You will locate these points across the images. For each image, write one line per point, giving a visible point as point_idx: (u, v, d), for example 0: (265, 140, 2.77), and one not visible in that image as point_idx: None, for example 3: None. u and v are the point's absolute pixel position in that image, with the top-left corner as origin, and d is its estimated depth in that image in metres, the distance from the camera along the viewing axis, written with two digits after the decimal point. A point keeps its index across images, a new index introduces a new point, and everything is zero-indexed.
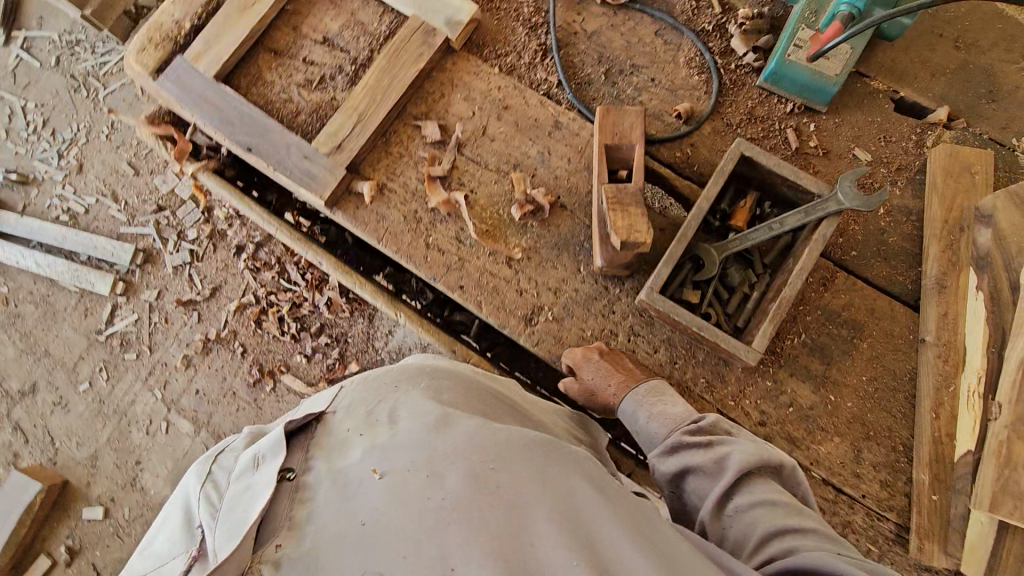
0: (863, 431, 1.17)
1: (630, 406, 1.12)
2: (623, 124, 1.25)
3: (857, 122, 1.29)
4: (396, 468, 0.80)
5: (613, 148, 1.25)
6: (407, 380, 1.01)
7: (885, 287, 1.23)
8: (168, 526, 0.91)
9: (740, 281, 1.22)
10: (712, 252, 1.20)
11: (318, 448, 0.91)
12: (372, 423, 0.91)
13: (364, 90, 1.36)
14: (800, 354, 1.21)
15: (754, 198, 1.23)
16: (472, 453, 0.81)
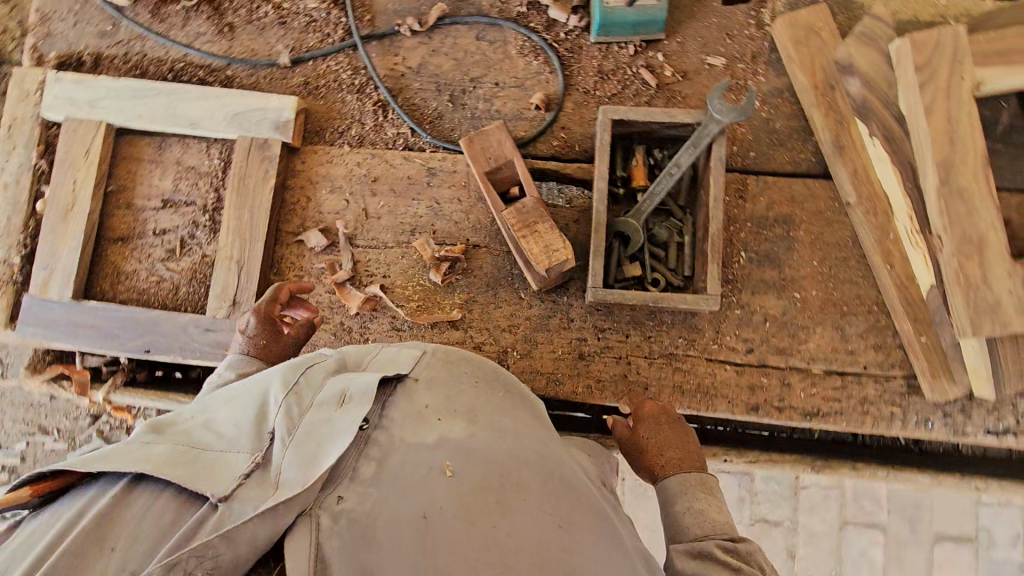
0: (836, 310, 1.20)
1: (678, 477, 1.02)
2: (489, 145, 1.20)
3: (698, 33, 1.29)
4: (472, 477, 0.78)
5: (492, 173, 1.21)
6: (486, 378, 0.97)
7: (794, 171, 1.25)
8: (240, 403, 0.87)
9: (668, 234, 1.22)
10: (631, 222, 1.19)
11: (395, 408, 0.86)
12: (453, 412, 0.87)
13: (228, 236, 1.27)
14: (752, 271, 1.23)
15: (643, 152, 1.22)
16: (531, 502, 0.79)
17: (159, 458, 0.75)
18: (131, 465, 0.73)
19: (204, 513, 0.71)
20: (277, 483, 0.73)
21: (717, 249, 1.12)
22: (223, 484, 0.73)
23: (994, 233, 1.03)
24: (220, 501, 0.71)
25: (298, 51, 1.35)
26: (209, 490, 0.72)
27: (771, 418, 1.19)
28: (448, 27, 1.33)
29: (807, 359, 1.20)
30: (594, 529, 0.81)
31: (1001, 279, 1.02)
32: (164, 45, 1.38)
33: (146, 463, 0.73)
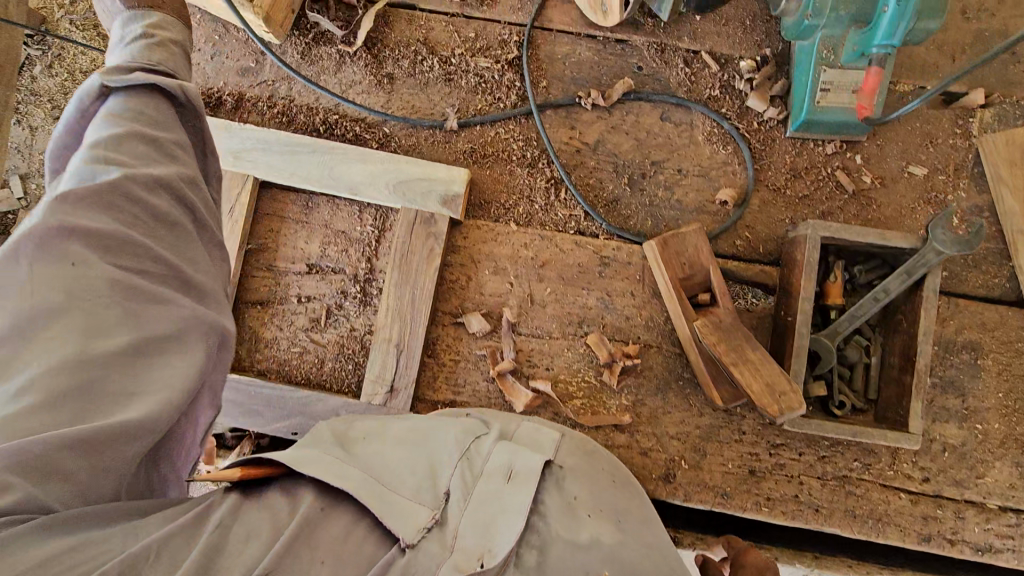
0: (1018, 445, 1.17)
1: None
2: (685, 249, 1.12)
3: (899, 137, 1.22)
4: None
5: (684, 278, 1.13)
6: (622, 479, 0.92)
7: (986, 295, 1.20)
8: (411, 447, 0.84)
9: (857, 354, 1.16)
10: (826, 342, 1.13)
11: (549, 495, 0.79)
12: (603, 513, 0.82)
13: (388, 316, 1.18)
14: (936, 397, 1.18)
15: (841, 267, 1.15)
16: None
17: (352, 481, 0.75)
18: (332, 480, 0.74)
19: (392, 553, 0.69)
20: (457, 544, 0.70)
21: (923, 385, 1.07)
22: (406, 529, 0.71)
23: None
24: (409, 545, 0.69)
25: (464, 112, 1.25)
26: (396, 531, 0.70)
27: (944, 551, 1.16)
28: (631, 103, 1.24)
29: (984, 494, 1.17)
30: None
31: None
32: (314, 91, 1.26)
33: (344, 483, 0.74)
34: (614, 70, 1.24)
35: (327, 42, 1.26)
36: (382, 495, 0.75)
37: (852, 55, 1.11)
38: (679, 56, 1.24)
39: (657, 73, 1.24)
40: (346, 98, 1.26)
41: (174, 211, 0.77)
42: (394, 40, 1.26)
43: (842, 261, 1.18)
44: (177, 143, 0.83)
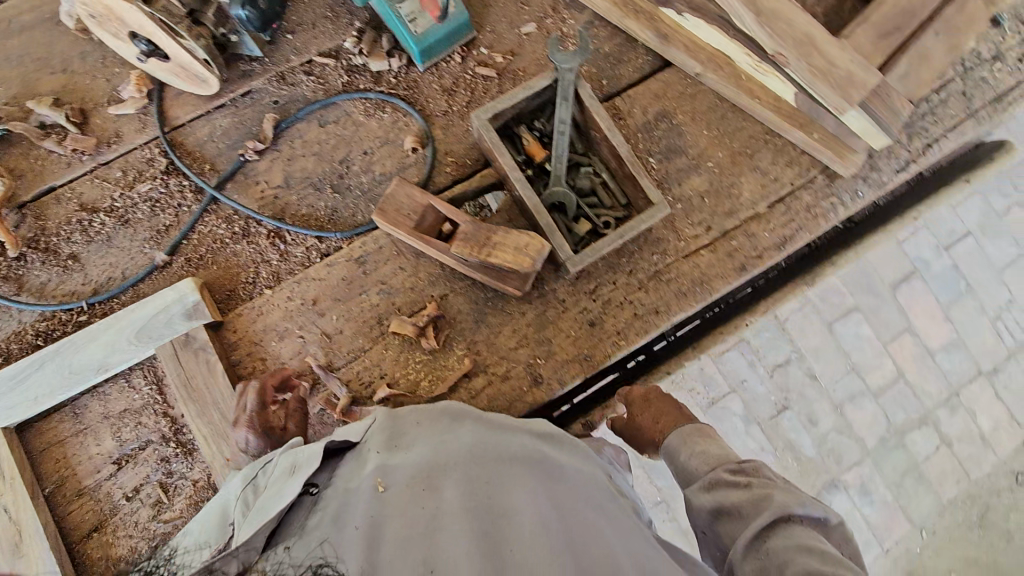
0: (742, 157, 1.37)
1: (675, 440, 1.20)
2: (402, 202, 1.19)
3: (500, 14, 1.39)
4: (401, 482, 0.83)
5: (420, 223, 1.20)
6: (429, 416, 1.01)
7: (641, 75, 1.39)
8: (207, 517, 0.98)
9: (589, 179, 1.30)
10: (557, 189, 1.25)
11: (355, 461, 0.93)
12: (399, 445, 0.93)
13: (212, 445, 1.15)
14: (669, 167, 1.36)
15: (526, 130, 1.29)
16: (503, 493, 0.82)
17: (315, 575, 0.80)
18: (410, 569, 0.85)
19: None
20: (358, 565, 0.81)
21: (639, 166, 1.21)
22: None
23: (812, 27, 1.20)
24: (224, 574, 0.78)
25: (165, 242, 1.25)
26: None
27: (759, 267, 1.32)
28: (288, 130, 1.31)
29: (749, 206, 1.35)
30: (525, 484, 0.85)
31: (838, 56, 1.19)
32: (12, 318, 1.21)
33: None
34: (256, 117, 1.31)
35: None
36: (259, 506, 0.90)
37: None
38: (297, 72, 1.33)
39: (291, 96, 1.32)
40: (47, 301, 1.22)
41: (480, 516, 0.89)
42: (53, 224, 1.24)
43: (526, 124, 1.30)
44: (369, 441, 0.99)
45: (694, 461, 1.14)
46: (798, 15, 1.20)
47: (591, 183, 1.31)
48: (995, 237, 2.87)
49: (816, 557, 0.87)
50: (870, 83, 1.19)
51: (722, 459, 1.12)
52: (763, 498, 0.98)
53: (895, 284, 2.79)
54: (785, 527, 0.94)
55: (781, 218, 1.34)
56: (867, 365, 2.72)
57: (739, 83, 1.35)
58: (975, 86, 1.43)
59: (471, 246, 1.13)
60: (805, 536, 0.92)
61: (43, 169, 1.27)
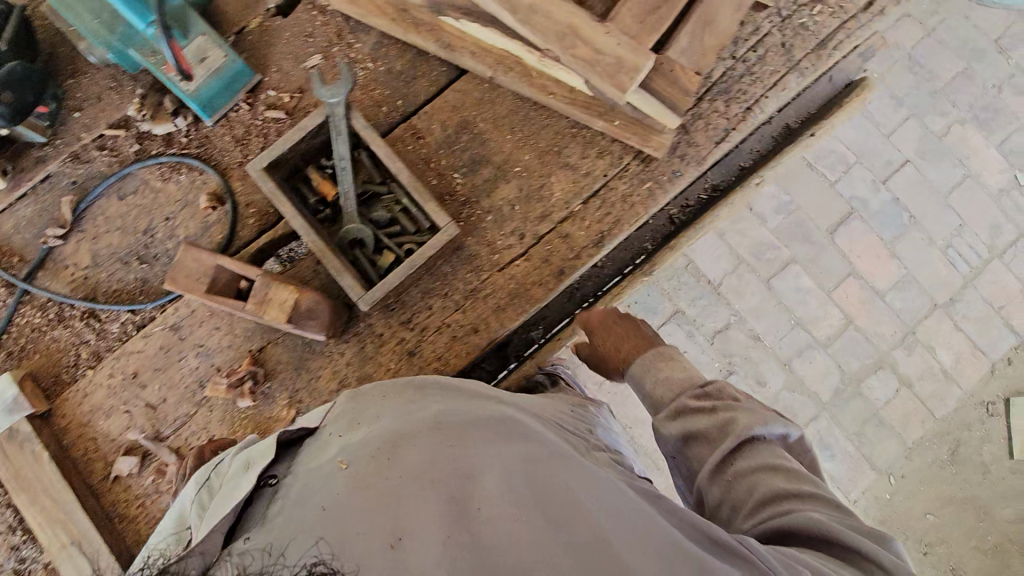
0: (551, 156, 1.31)
1: (637, 270, 1.33)
2: (190, 267, 1.18)
3: (285, 53, 1.36)
4: (362, 458, 0.78)
5: (215, 283, 1.20)
6: (393, 391, 0.98)
7: (437, 89, 1.35)
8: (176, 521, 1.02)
9: (388, 208, 1.27)
10: (351, 226, 1.23)
11: (308, 457, 0.90)
12: (362, 422, 0.91)
13: (48, 529, 1.19)
14: (475, 180, 1.31)
15: (314, 170, 1.26)
16: (463, 457, 0.78)
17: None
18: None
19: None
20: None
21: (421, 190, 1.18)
22: None
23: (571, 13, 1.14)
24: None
25: None
26: None
27: (578, 268, 1.28)
28: (89, 209, 1.31)
29: (563, 205, 1.29)
30: (492, 449, 0.80)
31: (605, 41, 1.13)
32: None
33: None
34: (57, 201, 1.31)
35: None
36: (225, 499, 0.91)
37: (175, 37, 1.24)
38: (91, 149, 1.33)
39: (88, 174, 1.32)
40: None
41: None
42: None
43: (316, 161, 1.27)
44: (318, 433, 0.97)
45: (659, 389, 1.20)
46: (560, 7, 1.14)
47: (393, 212, 1.28)
48: (935, 162, 2.72)
49: (774, 472, 0.96)
50: (642, 63, 1.12)
51: (684, 384, 1.18)
52: (730, 422, 1.05)
53: (832, 229, 2.66)
54: (751, 446, 1.01)
55: (598, 213, 1.29)
56: (812, 317, 2.63)
57: (533, 80, 1.29)
58: (796, 34, 1.33)
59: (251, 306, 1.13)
60: (768, 454, 1.00)
61: None
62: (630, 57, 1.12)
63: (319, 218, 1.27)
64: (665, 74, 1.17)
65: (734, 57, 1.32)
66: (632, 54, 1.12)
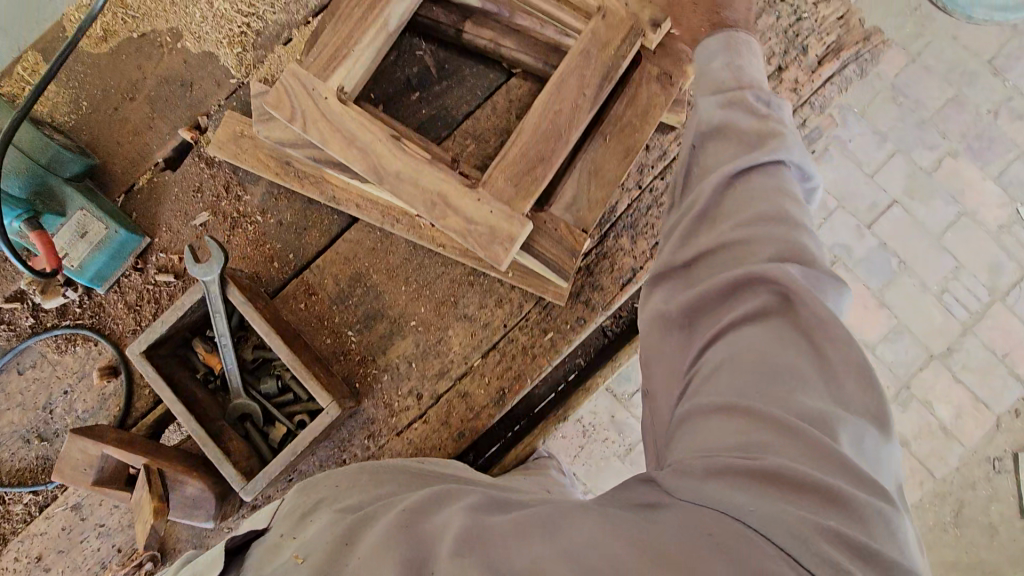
0: (448, 307, 1.24)
1: (715, 45, 0.99)
2: (76, 458, 1.15)
3: (174, 211, 1.32)
4: (318, 550, 0.67)
5: (103, 472, 1.17)
6: (351, 474, 0.88)
7: (329, 239, 1.29)
8: None
9: (279, 377, 1.23)
10: (237, 402, 1.20)
11: (259, 559, 0.74)
12: (309, 513, 0.79)
13: None
14: (371, 337, 1.25)
15: (203, 343, 1.24)
16: (430, 510, 0.68)
17: None
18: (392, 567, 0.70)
19: None
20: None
21: (301, 369, 1.13)
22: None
23: (439, 180, 1.07)
24: None
25: None
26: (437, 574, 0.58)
27: (480, 428, 1.21)
28: None
29: (462, 360, 1.22)
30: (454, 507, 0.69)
31: (475, 211, 1.05)
32: None
33: None
34: None
35: None
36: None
37: (51, 216, 1.20)
38: None
39: None
40: None
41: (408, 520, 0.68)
42: None
43: (202, 332, 1.25)
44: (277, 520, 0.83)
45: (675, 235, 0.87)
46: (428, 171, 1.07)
47: (284, 379, 1.24)
48: (925, 200, 2.53)
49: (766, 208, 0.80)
50: (517, 233, 1.04)
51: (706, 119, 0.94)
52: (761, 151, 0.83)
53: None
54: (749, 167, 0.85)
55: (498, 367, 1.21)
56: None
57: (422, 232, 1.21)
58: None
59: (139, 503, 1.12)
60: (783, 177, 0.82)
61: None
62: (500, 225, 1.04)
63: (212, 389, 1.25)
64: (550, 234, 1.11)
65: (639, 187, 1.22)
66: (502, 221, 1.05)
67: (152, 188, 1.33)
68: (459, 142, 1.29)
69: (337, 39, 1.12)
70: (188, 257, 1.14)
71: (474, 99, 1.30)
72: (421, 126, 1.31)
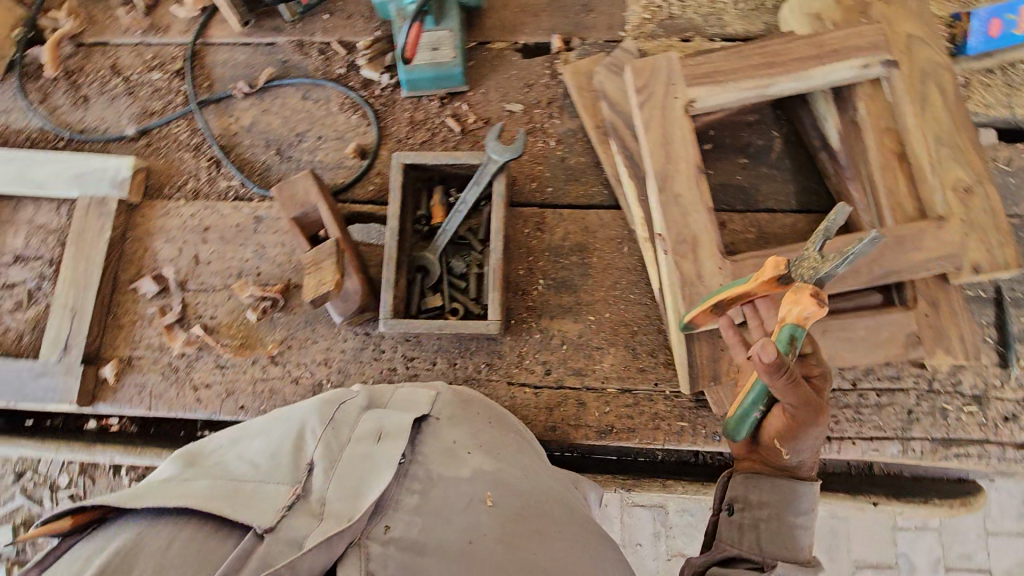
0: (627, 331, 1.27)
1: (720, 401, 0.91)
2: (297, 193, 1.27)
3: (498, 84, 1.42)
4: (501, 506, 0.88)
5: (304, 216, 1.29)
6: (500, 425, 1.10)
7: (588, 204, 1.35)
8: (273, 443, 0.88)
9: (467, 265, 1.31)
10: (427, 254, 1.28)
11: (432, 442, 0.96)
12: (474, 447, 0.98)
13: (64, 285, 1.36)
14: (551, 299, 1.31)
15: (440, 192, 1.32)
16: (554, 529, 0.89)
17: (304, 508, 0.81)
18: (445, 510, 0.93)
19: (249, 542, 0.72)
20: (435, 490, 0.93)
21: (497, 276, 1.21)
22: (457, 524, 0.84)
23: (707, 234, 1.10)
24: (264, 530, 0.73)
25: (143, 122, 1.48)
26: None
27: (570, 438, 1.24)
28: (276, 88, 1.47)
29: (601, 377, 1.26)
30: (576, 526, 0.94)
31: (712, 272, 1.08)
32: (25, 117, 1.52)
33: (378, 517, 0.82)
34: (262, 66, 1.49)
35: (34, 77, 1.53)
36: (230, 493, 0.77)
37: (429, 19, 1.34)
38: (314, 47, 1.49)
39: (297, 63, 1.48)
40: (52, 119, 1.51)
41: (542, 511, 0.92)
42: (88, 68, 1.52)
43: (446, 185, 1.35)
44: (451, 435, 0.99)
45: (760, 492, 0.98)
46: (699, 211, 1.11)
47: (467, 269, 1.32)
48: None
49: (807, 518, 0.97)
50: (726, 317, 1.06)
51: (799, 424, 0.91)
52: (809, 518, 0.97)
53: None
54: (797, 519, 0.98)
55: (624, 409, 1.24)
56: None
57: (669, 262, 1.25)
58: (930, 414, 1.19)
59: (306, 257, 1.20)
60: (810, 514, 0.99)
61: (107, 27, 1.54)
62: (745, 295, 1.07)
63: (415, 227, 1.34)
64: (716, 347, 1.10)
65: (853, 384, 1.21)
66: None
67: (499, 54, 1.44)
68: (746, 224, 1.31)
69: (724, 64, 1.16)
70: (496, 129, 1.25)
71: (785, 204, 1.31)
72: (726, 187, 1.33)
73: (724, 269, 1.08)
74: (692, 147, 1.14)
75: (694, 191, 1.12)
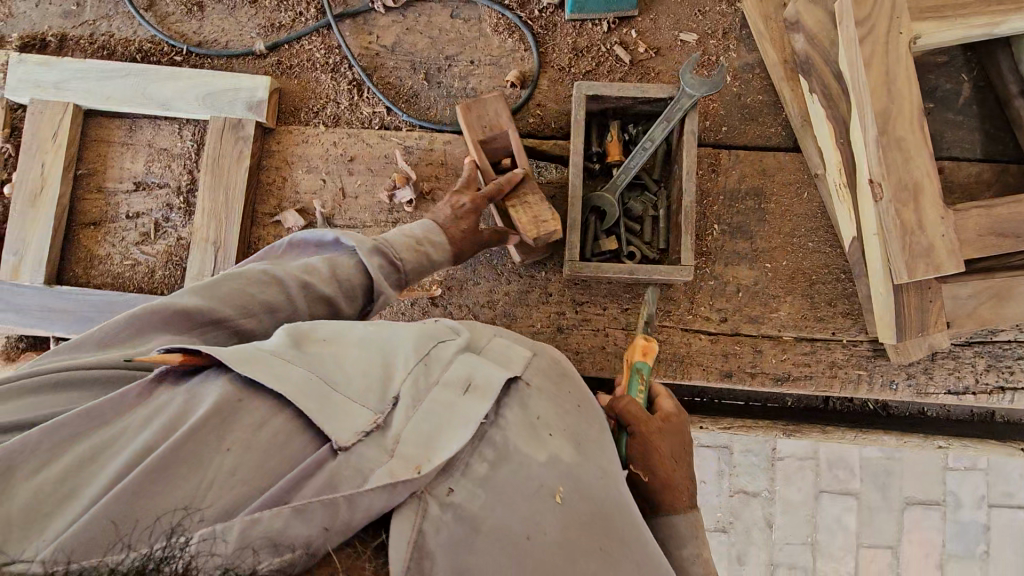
0: (805, 279, 1.24)
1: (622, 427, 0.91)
2: (487, 113, 1.16)
3: (669, 10, 1.31)
4: (581, 509, 0.61)
5: (488, 141, 1.17)
6: (590, 407, 0.74)
7: (764, 146, 1.29)
8: (367, 355, 0.67)
9: (642, 208, 1.27)
10: (605, 197, 1.19)
11: (525, 403, 0.68)
12: (567, 427, 0.68)
13: (204, 217, 1.26)
14: (724, 244, 1.26)
15: (618, 127, 1.24)
16: (636, 549, 0.63)
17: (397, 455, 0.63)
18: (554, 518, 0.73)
19: (322, 454, 0.57)
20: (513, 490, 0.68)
21: (689, 223, 1.14)
22: (521, 516, 0.58)
23: (929, 181, 1.06)
24: (342, 446, 0.57)
25: (272, 37, 1.34)
26: None
27: (746, 385, 1.23)
28: (421, 4, 1.33)
29: (778, 325, 1.23)
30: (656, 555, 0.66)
31: (935, 222, 1.05)
32: (131, 25, 1.36)
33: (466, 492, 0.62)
34: None
35: None
36: (317, 396, 0.60)
37: None
38: None
39: None
40: (162, 29, 1.35)
41: (626, 531, 0.64)
42: None
43: (622, 122, 1.27)
44: (545, 405, 0.69)
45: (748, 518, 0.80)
46: (921, 157, 1.06)
47: (642, 212, 1.27)
48: None
49: None
50: (946, 267, 1.04)
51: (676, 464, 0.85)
52: None
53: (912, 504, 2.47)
54: None
55: (801, 357, 1.23)
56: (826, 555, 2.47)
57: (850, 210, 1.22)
58: None
59: (502, 186, 1.11)
60: None
61: None
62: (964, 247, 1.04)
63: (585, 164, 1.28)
64: (924, 297, 1.08)
65: None
66: (947, 251, 1.04)
67: None
68: None
69: None
70: (694, 59, 1.12)
71: (969, 153, 1.26)
72: None
73: (947, 219, 1.04)
74: (915, 88, 1.07)
75: (917, 135, 1.06)
